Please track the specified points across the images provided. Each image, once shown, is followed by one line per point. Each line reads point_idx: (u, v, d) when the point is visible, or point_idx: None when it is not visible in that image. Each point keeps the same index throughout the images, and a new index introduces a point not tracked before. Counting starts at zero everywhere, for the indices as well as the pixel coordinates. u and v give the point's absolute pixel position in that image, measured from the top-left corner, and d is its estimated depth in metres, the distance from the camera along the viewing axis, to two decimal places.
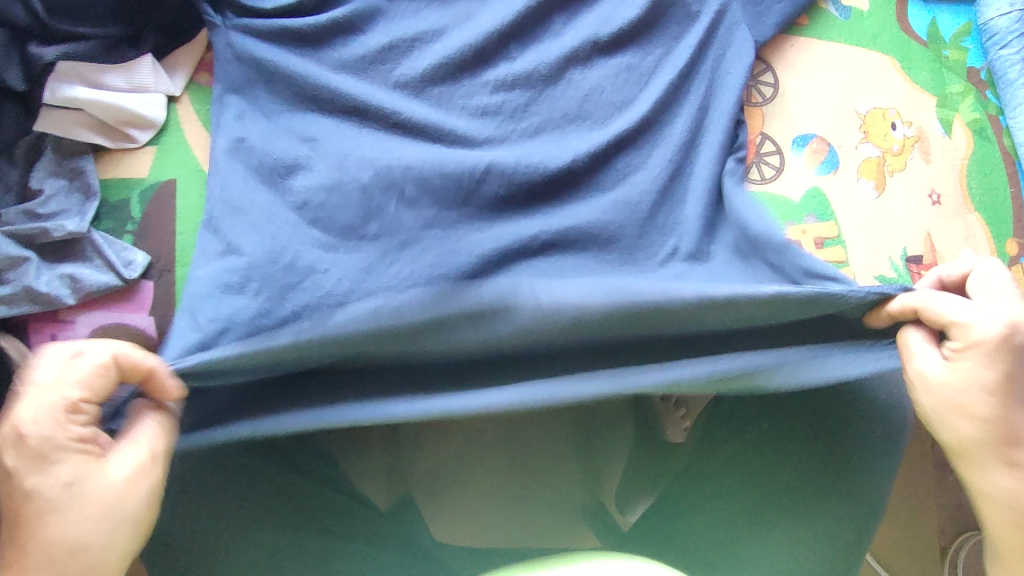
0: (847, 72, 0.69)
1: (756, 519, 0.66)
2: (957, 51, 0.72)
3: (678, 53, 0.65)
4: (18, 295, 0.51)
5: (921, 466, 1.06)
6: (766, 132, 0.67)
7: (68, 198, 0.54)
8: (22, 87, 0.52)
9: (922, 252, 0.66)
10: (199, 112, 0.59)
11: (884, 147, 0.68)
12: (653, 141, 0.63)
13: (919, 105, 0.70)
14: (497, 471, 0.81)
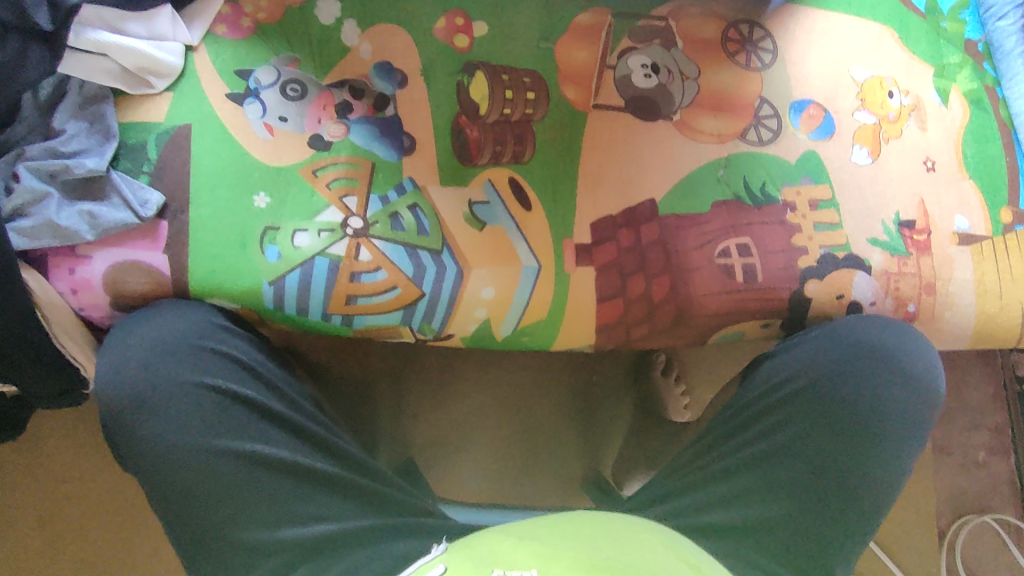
0: (845, 41, 0.71)
1: (763, 487, 0.63)
2: (955, 23, 0.73)
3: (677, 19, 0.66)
4: (42, 229, 0.54)
5: (920, 450, 1.06)
6: (764, 96, 0.68)
7: (88, 138, 0.57)
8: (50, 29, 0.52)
9: (915, 217, 0.67)
10: (214, 62, 0.60)
11: (880, 114, 0.69)
12: (647, 103, 0.66)
13: (916, 76, 0.71)
14: (502, 438, 0.85)
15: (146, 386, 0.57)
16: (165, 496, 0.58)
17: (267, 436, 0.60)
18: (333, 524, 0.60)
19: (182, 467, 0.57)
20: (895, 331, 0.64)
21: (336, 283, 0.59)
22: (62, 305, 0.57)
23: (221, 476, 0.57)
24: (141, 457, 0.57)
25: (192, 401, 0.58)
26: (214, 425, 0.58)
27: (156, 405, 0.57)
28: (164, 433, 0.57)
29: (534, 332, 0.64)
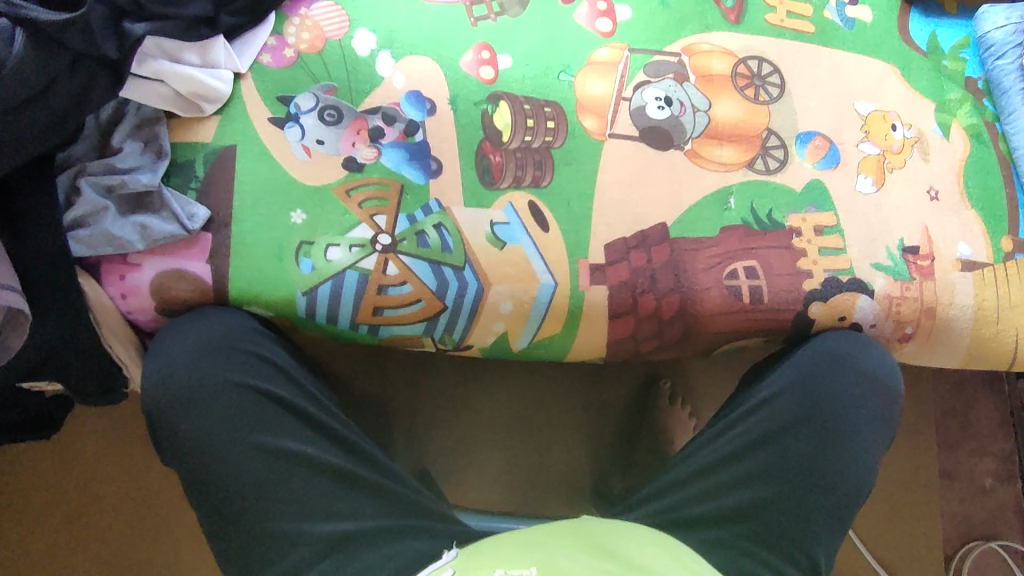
0: (849, 77, 0.74)
1: (751, 489, 0.65)
2: (956, 61, 0.77)
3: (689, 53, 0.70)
4: (99, 239, 0.59)
5: (927, 476, 1.07)
6: (771, 128, 0.72)
7: (142, 156, 0.62)
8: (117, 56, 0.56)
9: (919, 243, 0.71)
10: (259, 88, 0.65)
11: (884, 146, 0.73)
12: (662, 132, 0.70)
13: (919, 110, 0.75)
14: (511, 449, 0.88)
15: (182, 377, 0.62)
16: (201, 486, 0.62)
17: (287, 427, 0.64)
18: (346, 515, 0.63)
19: (209, 452, 0.62)
20: (872, 347, 0.70)
21: (366, 294, 0.63)
22: (113, 308, 0.62)
23: (241, 461, 0.62)
24: (182, 449, 0.62)
25: (223, 393, 0.62)
26: (241, 415, 0.62)
27: (193, 396, 0.62)
28: (196, 421, 0.62)
29: (550, 344, 0.69)
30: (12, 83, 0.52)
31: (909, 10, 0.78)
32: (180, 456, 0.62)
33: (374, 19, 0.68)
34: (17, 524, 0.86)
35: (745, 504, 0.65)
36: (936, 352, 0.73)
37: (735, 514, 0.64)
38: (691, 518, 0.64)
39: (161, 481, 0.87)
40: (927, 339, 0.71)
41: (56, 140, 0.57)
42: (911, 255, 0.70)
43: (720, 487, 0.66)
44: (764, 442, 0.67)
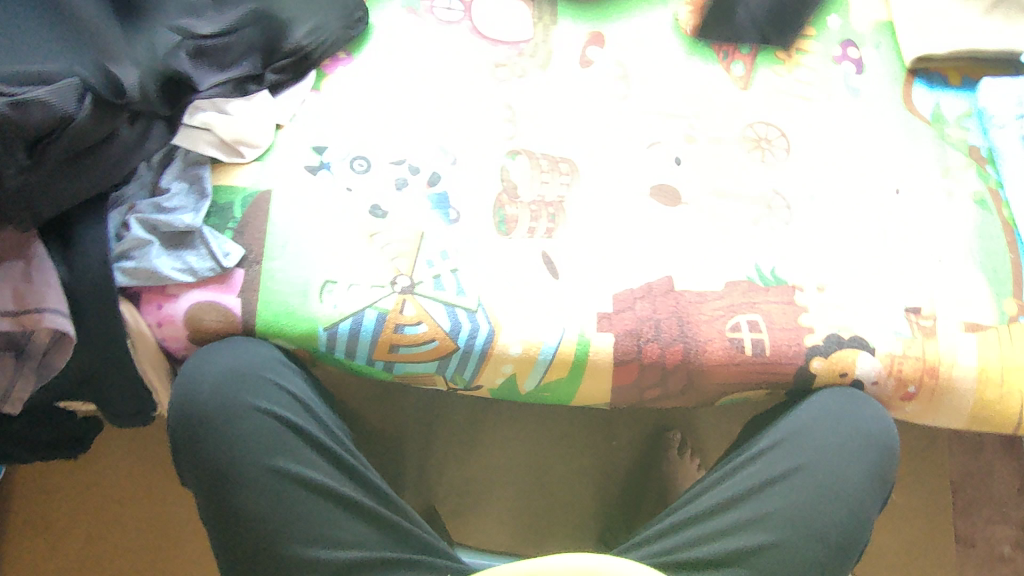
0: (853, 143, 0.77)
1: (745, 539, 0.67)
2: (960, 130, 0.80)
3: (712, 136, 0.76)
4: (142, 271, 0.64)
5: (942, 539, 1.04)
6: (777, 189, 0.75)
7: (186, 197, 0.67)
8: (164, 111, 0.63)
9: (921, 304, 0.72)
10: (298, 139, 0.71)
11: (888, 210, 0.75)
12: (670, 192, 0.73)
13: (924, 178, 0.77)
14: (515, 486, 0.90)
15: (207, 398, 0.65)
16: (214, 506, 0.64)
17: (304, 454, 0.66)
18: (355, 550, 0.65)
19: (225, 471, 0.64)
20: (873, 405, 0.72)
21: (383, 332, 0.66)
22: (148, 335, 0.66)
23: (257, 484, 0.64)
24: (201, 467, 0.64)
25: (246, 417, 0.65)
26: (259, 439, 0.65)
27: (214, 418, 0.65)
28: (212, 441, 0.64)
29: (556, 388, 0.71)
30: (77, 141, 0.57)
31: (913, 82, 0.81)
32: (198, 473, 0.64)
33: (410, 87, 0.74)
34: (37, 542, 0.89)
35: (740, 551, 0.67)
36: (937, 412, 0.73)
37: (728, 558, 0.67)
38: (683, 562, 0.67)
39: (179, 505, 0.91)
40: (932, 399, 0.72)
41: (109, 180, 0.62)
42: (914, 317, 0.72)
43: (715, 533, 0.68)
44: (762, 489, 0.69)
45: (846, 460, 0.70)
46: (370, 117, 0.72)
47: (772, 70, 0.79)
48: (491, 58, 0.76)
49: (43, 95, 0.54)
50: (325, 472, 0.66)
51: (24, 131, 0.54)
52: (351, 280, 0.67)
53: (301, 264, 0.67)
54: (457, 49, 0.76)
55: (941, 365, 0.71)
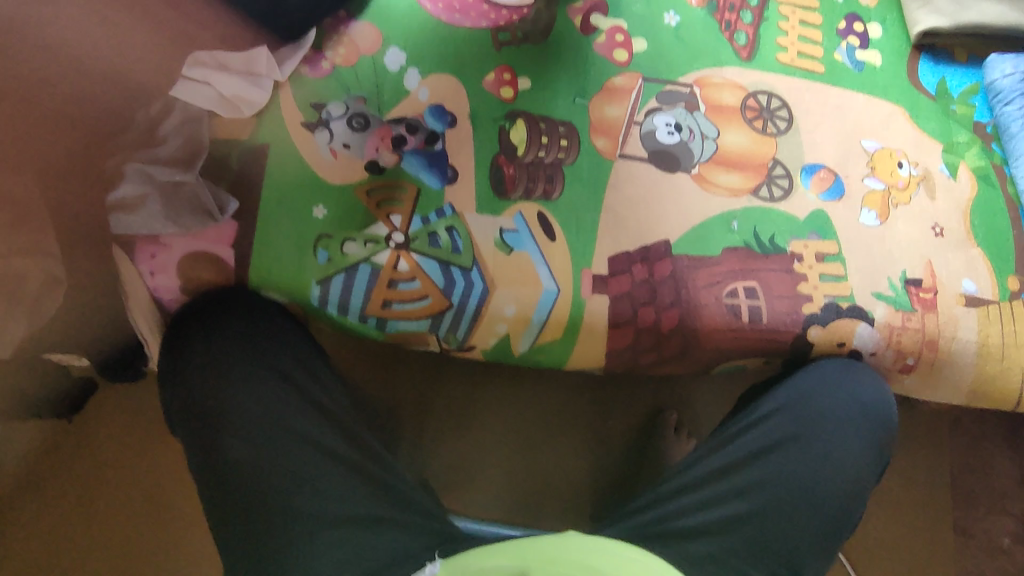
0: (856, 116, 0.77)
1: (739, 510, 0.66)
2: (964, 106, 0.79)
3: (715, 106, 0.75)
4: (136, 223, 0.63)
5: (942, 532, 1.01)
6: (777, 158, 0.74)
7: (183, 148, 0.66)
8: None
9: (921, 276, 0.71)
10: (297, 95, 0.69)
11: (890, 181, 0.75)
12: (671, 159, 0.73)
13: (927, 151, 0.76)
14: (507, 460, 0.89)
15: (205, 350, 0.66)
16: (204, 455, 0.64)
17: (297, 406, 0.67)
18: (347, 508, 0.64)
19: (217, 422, 0.65)
20: (871, 375, 0.71)
21: (377, 287, 0.66)
22: (139, 281, 0.67)
23: (248, 434, 0.64)
24: (195, 417, 0.65)
25: (241, 369, 0.66)
26: (255, 390, 0.66)
27: (210, 367, 0.66)
28: (206, 392, 0.65)
29: (550, 351, 0.70)
30: None
31: (918, 57, 0.81)
32: (191, 423, 0.65)
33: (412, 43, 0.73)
34: (26, 503, 0.88)
35: (732, 518, 0.66)
36: (937, 386, 0.72)
37: (721, 526, 0.66)
38: (676, 531, 0.66)
39: (173, 469, 0.91)
40: (932, 371, 0.71)
41: None
42: (914, 289, 0.71)
43: (708, 501, 0.67)
44: (755, 458, 0.69)
45: (836, 429, 0.70)
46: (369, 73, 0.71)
47: (776, 42, 0.78)
48: (493, 18, 0.75)
49: None
50: (318, 426, 0.67)
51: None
52: (344, 232, 0.66)
53: (295, 216, 0.66)
54: (459, 8, 0.74)
55: (940, 336, 0.70)
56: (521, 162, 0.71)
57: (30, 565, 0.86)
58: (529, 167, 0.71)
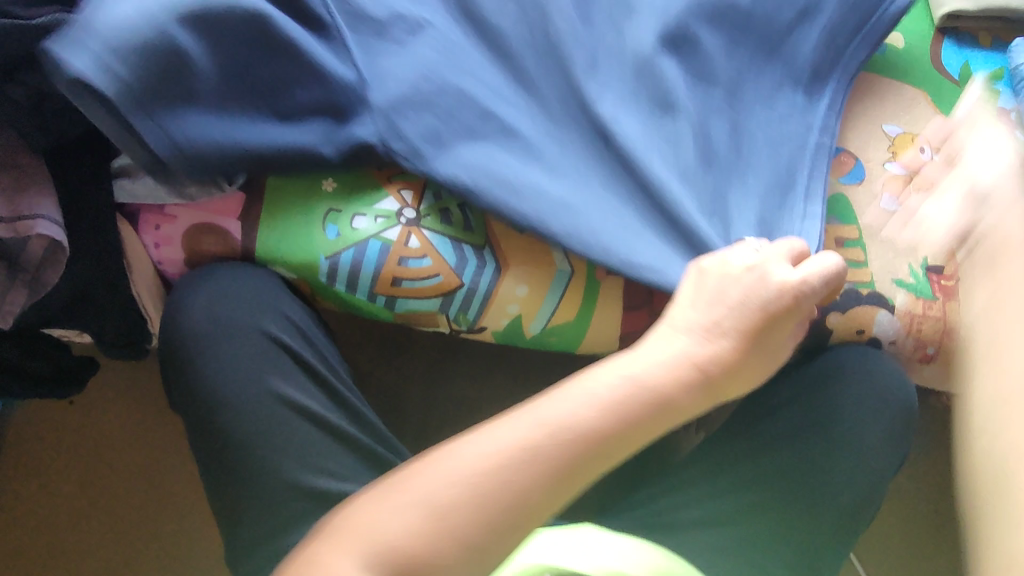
0: (875, 101, 0.76)
1: (753, 502, 0.65)
2: (988, 91, 0.77)
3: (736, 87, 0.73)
4: (142, 189, 0.63)
5: (953, 530, 0.99)
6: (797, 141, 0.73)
7: None
8: None
9: (944, 263, 0.70)
10: None
11: (912, 166, 0.73)
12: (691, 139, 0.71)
13: (950, 137, 0.75)
14: None
15: (200, 314, 0.61)
16: (199, 429, 0.59)
17: (298, 373, 0.61)
18: (350, 484, 0.58)
19: (209, 389, 0.59)
20: (889, 363, 0.69)
21: (386, 263, 0.64)
22: (144, 253, 0.65)
23: (242, 403, 0.59)
24: (187, 388, 0.60)
25: (237, 333, 0.61)
26: (252, 354, 0.60)
27: (203, 331, 0.61)
28: (197, 359, 0.60)
29: (562, 334, 0.69)
30: None
31: (942, 40, 0.79)
32: (183, 393, 0.60)
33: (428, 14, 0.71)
34: (25, 484, 0.86)
35: (743, 508, 0.65)
36: (958, 377, 0.70)
37: (732, 517, 0.64)
38: (688, 522, 0.64)
39: (173, 453, 0.88)
40: (953, 361, 0.69)
41: None
42: (935, 277, 0.69)
43: (719, 492, 0.66)
44: (766, 448, 0.68)
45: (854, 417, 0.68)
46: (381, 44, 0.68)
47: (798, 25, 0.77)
48: None
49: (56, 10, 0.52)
50: (320, 398, 0.62)
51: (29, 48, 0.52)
52: (353, 208, 0.65)
53: (305, 188, 0.65)
54: None
55: (962, 324, 0.68)
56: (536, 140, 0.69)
57: (28, 545, 0.84)
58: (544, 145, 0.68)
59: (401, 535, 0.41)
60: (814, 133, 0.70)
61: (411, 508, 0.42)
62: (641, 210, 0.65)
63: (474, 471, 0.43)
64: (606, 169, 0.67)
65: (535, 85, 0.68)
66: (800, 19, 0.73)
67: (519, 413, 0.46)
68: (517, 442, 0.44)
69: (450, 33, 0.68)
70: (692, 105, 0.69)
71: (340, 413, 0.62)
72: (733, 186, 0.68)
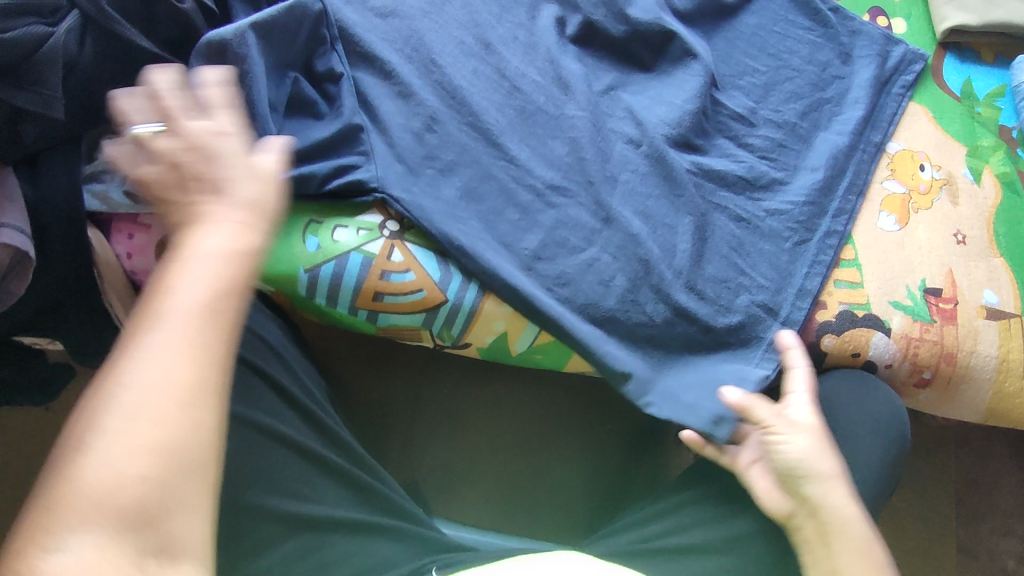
0: (876, 116, 0.74)
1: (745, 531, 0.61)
2: (990, 109, 0.75)
3: (728, 104, 0.73)
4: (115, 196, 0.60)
5: (949, 557, 0.96)
6: (791, 161, 0.72)
7: None
8: (155, 52, 0.59)
9: (942, 286, 0.68)
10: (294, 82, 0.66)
11: (911, 185, 0.71)
12: (684, 154, 0.70)
13: (951, 154, 0.73)
14: (493, 467, 0.84)
15: None
16: None
17: (270, 396, 0.59)
18: (323, 509, 0.57)
19: None
20: (879, 387, 0.66)
21: (368, 278, 0.62)
22: (118, 262, 0.63)
23: None
24: None
25: None
26: None
27: None
28: None
29: (549, 351, 0.67)
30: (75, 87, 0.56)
31: (944, 56, 0.78)
32: None
33: (420, 22, 0.69)
34: None
35: (734, 537, 0.61)
36: (953, 401, 0.69)
37: (721, 546, 0.60)
38: (673, 549, 0.61)
39: None
40: (950, 385, 0.67)
41: (88, 119, 0.58)
42: (932, 299, 0.67)
43: (710, 518, 0.62)
44: None
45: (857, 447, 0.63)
46: (372, 49, 0.66)
47: (793, 44, 0.77)
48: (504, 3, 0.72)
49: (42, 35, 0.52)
50: (291, 420, 0.59)
51: None
52: (335, 221, 0.63)
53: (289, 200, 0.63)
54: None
55: (959, 348, 0.66)
56: (527, 152, 0.67)
57: None
58: (534, 158, 0.67)
59: (120, 488, 0.34)
60: (826, 218, 0.69)
61: (98, 469, 0.34)
62: (628, 233, 0.65)
63: (137, 403, 0.35)
64: (598, 239, 0.65)
65: (539, 145, 0.67)
66: (816, 105, 0.74)
67: (145, 325, 0.37)
68: (169, 349, 0.36)
69: (462, 74, 0.68)
70: (693, 172, 0.69)
71: (312, 435, 0.60)
72: (720, 269, 0.66)
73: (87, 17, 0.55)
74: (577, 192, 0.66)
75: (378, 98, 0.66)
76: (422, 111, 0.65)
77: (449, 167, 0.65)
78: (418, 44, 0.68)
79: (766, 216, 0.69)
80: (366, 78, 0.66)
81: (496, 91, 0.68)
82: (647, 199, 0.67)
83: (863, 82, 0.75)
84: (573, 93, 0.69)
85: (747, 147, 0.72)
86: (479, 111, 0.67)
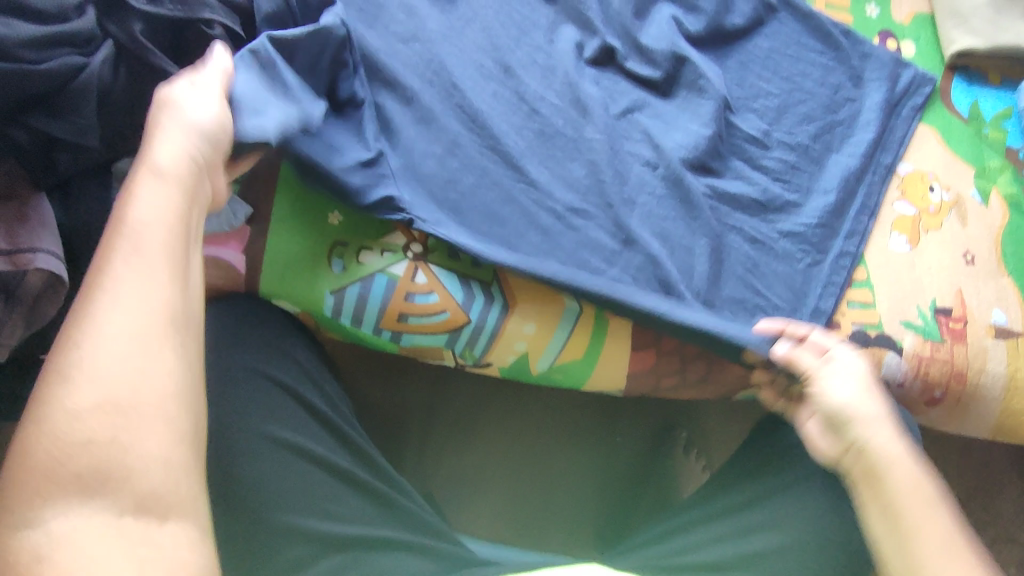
0: (886, 138, 0.76)
1: (765, 546, 0.62)
2: (997, 130, 0.77)
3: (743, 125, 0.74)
4: None
5: None
6: (804, 182, 0.73)
7: None
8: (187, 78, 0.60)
9: (952, 305, 0.69)
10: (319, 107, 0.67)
11: (921, 206, 0.73)
12: (699, 176, 0.71)
13: (960, 175, 0.74)
14: (508, 480, 0.85)
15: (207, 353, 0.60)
16: None
17: (304, 417, 0.60)
18: (354, 527, 0.58)
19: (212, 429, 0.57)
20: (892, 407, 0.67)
21: (392, 300, 0.63)
22: None
23: (245, 444, 0.57)
24: None
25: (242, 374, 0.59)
26: (257, 394, 0.59)
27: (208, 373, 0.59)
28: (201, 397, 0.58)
29: (569, 370, 0.68)
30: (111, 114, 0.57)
31: (952, 78, 0.79)
32: None
33: (440, 47, 0.70)
34: None
35: (755, 553, 0.61)
36: (963, 418, 0.70)
37: (743, 561, 0.61)
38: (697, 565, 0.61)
39: None
40: (960, 403, 0.69)
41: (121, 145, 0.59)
42: (943, 318, 0.69)
43: (730, 534, 0.63)
44: (774, 493, 0.65)
45: None
46: (395, 74, 0.68)
47: (805, 67, 0.78)
48: (523, 28, 0.74)
49: (81, 66, 0.53)
50: (323, 441, 0.60)
51: (27, 91, 0.51)
52: (359, 243, 0.64)
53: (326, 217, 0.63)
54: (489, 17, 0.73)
55: (969, 367, 0.68)
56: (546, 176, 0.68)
57: None
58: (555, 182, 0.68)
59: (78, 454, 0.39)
60: (838, 239, 0.71)
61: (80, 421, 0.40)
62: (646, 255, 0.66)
63: (103, 371, 0.41)
64: (617, 261, 0.66)
65: (559, 168, 0.69)
66: (828, 127, 0.76)
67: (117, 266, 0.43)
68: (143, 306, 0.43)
69: (483, 97, 0.69)
70: (709, 194, 0.70)
71: (343, 454, 0.61)
72: (736, 290, 0.68)
73: (121, 47, 0.56)
74: (596, 215, 0.68)
75: (401, 122, 0.67)
76: (445, 136, 0.67)
77: (471, 191, 0.66)
78: (440, 68, 0.69)
79: (780, 237, 0.70)
80: (389, 103, 0.67)
81: (516, 114, 0.70)
82: (664, 221, 0.68)
83: (873, 105, 0.76)
84: (592, 117, 0.71)
85: (760, 169, 0.73)
86: (500, 135, 0.68)
